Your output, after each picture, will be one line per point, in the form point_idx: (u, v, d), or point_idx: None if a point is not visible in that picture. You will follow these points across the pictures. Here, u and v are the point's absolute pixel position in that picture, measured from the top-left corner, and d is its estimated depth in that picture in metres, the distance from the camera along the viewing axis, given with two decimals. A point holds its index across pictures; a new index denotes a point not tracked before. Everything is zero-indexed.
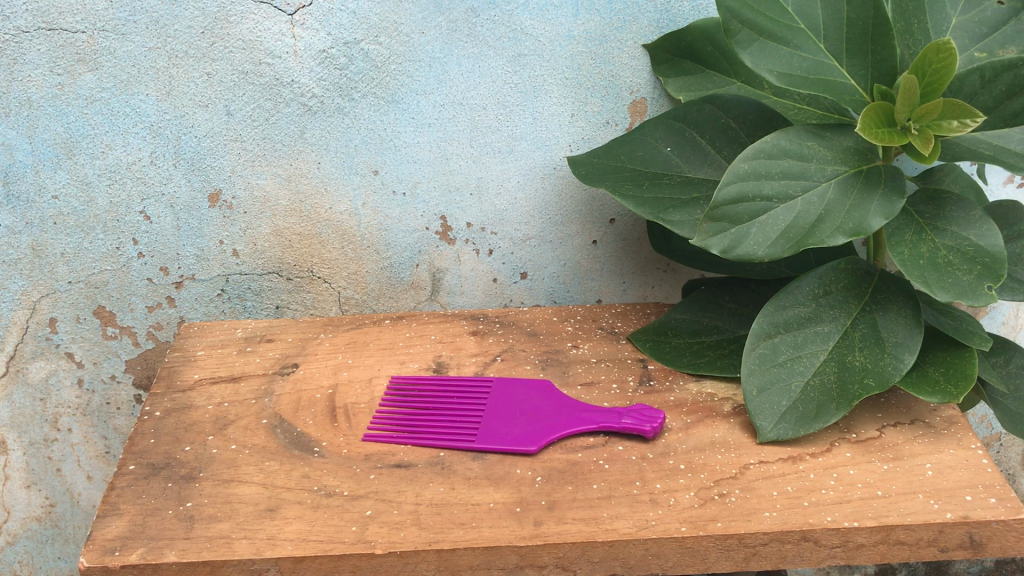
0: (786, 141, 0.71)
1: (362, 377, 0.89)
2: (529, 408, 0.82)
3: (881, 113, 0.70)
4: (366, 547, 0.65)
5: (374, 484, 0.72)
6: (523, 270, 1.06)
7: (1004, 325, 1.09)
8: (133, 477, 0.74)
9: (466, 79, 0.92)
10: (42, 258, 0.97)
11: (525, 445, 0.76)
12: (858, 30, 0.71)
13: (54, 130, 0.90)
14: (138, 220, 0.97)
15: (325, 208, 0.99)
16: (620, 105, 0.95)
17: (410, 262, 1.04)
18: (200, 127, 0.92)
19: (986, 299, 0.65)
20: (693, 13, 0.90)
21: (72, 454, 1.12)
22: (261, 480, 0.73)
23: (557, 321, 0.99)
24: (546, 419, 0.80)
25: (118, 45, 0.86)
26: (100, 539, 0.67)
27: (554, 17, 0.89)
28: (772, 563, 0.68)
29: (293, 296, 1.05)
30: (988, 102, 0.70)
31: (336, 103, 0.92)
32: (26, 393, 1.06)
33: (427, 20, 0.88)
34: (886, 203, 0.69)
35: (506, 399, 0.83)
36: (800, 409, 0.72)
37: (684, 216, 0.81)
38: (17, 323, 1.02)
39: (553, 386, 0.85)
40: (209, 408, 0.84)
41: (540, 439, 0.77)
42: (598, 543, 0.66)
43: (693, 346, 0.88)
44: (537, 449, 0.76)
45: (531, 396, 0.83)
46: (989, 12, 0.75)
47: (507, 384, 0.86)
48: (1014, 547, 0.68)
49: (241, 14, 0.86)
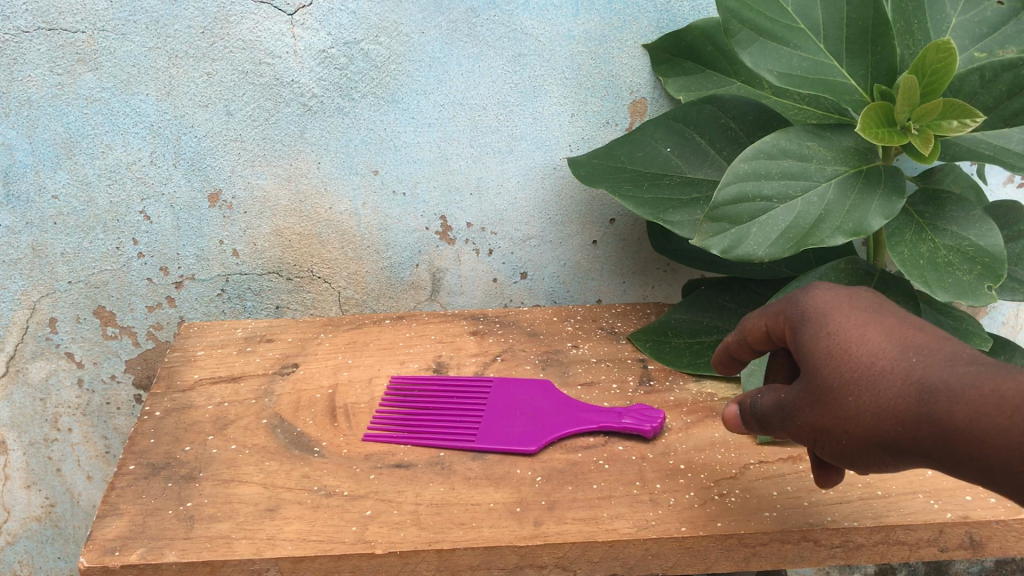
0: (786, 141, 0.71)
1: (362, 377, 0.89)
2: (530, 408, 0.82)
3: (881, 113, 0.70)
4: (366, 547, 0.65)
5: (374, 484, 0.72)
6: (523, 270, 1.06)
7: (1004, 325, 1.09)
8: (133, 477, 0.74)
9: (466, 79, 0.92)
10: (42, 258, 0.97)
11: (525, 446, 0.76)
12: (858, 30, 0.71)
13: (54, 130, 0.90)
14: (138, 220, 0.97)
15: (325, 208, 0.99)
16: (620, 104, 0.95)
17: (410, 262, 1.04)
18: (200, 127, 0.92)
19: (986, 299, 0.65)
20: (693, 13, 0.90)
21: (72, 454, 1.12)
22: (261, 480, 0.73)
23: (557, 321, 0.99)
24: (548, 419, 0.79)
25: (118, 45, 0.86)
26: (100, 539, 0.67)
27: (554, 17, 0.89)
28: (772, 563, 0.68)
29: (293, 296, 1.05)
30: (988, 102, 0.70)
31: (336, 103, 0.92)
32: (26, 393, 1.06)
33: (427, 20, 0.88)
34: (887, 203, 0.69)
35: (506, 398, 0.83)
36: None
37: (684, 216, 0.81)
38: (17, 323, 1.01)
39: (553, 386, 0.85)
40: (209, 408, 0.84)
41: (540, 439, 0.76)
42: (598, 543, 0.66)
43: (693, 346, 0.88)
44: (537, 449, 0.76)
45: (532, 395, 0.83)
46: (989, 13, 0.75)
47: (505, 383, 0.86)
48: (1014, 547, 0.68)
49: (241, 14, 0.86)
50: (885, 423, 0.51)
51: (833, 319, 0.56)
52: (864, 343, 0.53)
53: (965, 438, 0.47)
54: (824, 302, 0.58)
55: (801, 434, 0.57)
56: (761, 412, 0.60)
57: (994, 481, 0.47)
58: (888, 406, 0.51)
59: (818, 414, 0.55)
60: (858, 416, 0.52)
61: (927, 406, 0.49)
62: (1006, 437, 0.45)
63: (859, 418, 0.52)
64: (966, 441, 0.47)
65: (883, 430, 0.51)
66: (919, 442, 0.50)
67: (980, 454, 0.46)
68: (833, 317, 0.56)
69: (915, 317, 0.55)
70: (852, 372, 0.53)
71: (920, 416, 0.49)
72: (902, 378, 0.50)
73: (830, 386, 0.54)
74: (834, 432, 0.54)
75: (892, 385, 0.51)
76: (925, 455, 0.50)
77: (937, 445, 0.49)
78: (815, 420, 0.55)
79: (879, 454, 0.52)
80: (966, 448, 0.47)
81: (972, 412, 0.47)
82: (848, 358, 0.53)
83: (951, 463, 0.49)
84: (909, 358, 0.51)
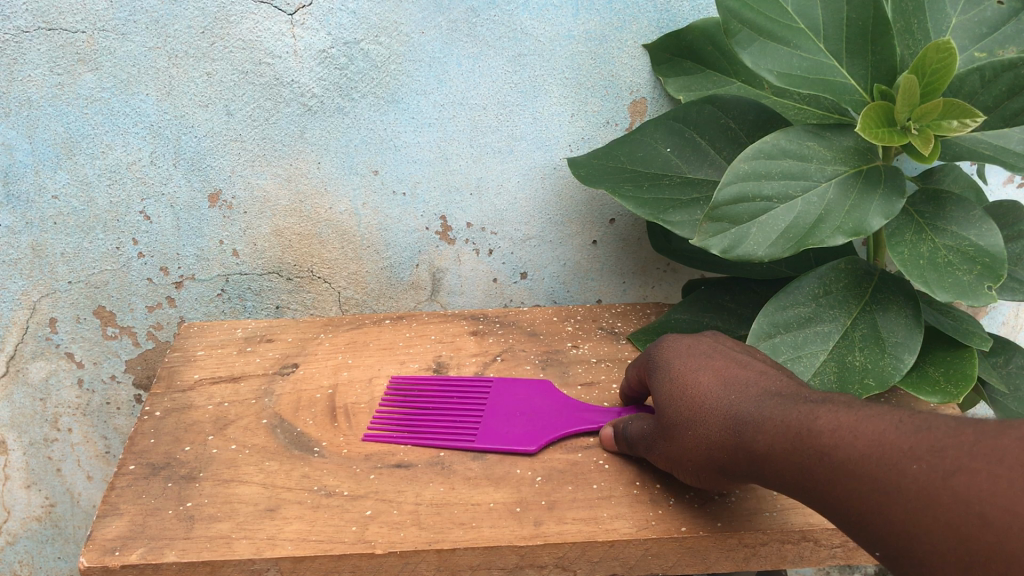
0: (786, 141, 0.71)
1: (362, 376, 0.89)
2: (529, 408, 0.81)
3: (881, 113, 0.70)
4: (366, 547, 0.65)
5: (374, 484, 0.72)
6: (523, 270, 1.07)
7: (1003, 324, 1.09)
8: (133, 477, 0.74)
9: (466, 79, 0.92)
10: (42, 258, 0.97)
11: (524, 446, 0.76)
12: (858, 30, 0.71)
13: (54, 130, 0.89)
14: (138, 220, 0.97)
15: (325, 208, 0.99)
16: (620, 105, 0.95)
17: (410, 262, 1.04)
18: (200, 127, 0.92)
19: (986, 299, 0.65)
20: (693, 13, 0.90)
21: (72, 454, 1.12)
22: (261, 480, 0.73)
23: (557, 321, 0.99)
24: (547, 419, 0.79)
25: (118, 45, 0.86)
26: (100, 539, 0.67)
27: (554, 17, 0.89)
28: (772, 562, 0.68)
29: (293, 296, 1.05)
30: (988, 102, 0.70)
31: (336, 103, 0.92)
32: (26, 393, 1.06)
33: (427, 20, 0.88)
34: (887, 203, 0.69)
35: (506, 399, 0.83)
36: None
37: (684, 216, 0.80)
38: (17, 323, 1.01)
39: (552, 386, 0.85)
40: (209, 408, 0.84)
41: (539, 439, 0.76)
42: (598, 543, 0.66)
43: None
44: (537, 449, 0.76)
45: (532, 395, 0.83)
46: (989, 13, 0.75)
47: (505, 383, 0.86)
48: None
49: (241, 14, 0.86)
50: (711, 452, 0.61)
51: (678, 365, 0.68)
52: (699, 384, 0.65)
53: (759, 459, 0.56)
54: (680, 350, 0.70)
55: (661, 462, 0.68)
56: (629, 437, 0.71)
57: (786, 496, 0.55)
58: (710, 434, 0.61)
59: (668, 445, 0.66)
60: (693, 443, 0.63)
61: (738, 432, 0.59)
62: (784, 455, 0.54)
63: (693, 444, 0.63)
64: (760, 461, 0.56)
65: (709, 454, 0.61)
66: (735, 464, 0.59)
67: (771, 471, 0.55)
68: (678, 363, 0.69)
69: (748, 361, 0.66)
70: (686, 408, 0.64)
71: (733, 443, 0.59)
72: (721, 411, 0.61)
73: (674, 418, 0.65)
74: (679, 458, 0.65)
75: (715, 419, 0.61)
76: (742, 476, 0.59)
77: (747, 466, 0.58)
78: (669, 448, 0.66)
79: (715, 474, 0.63)
80: (762, 467, 0.56)
81: (763, 436, 0.56)
82: (685, 395, 0.65)
83: (758, 482, 0.58)
84: (729, 396, 0.62)
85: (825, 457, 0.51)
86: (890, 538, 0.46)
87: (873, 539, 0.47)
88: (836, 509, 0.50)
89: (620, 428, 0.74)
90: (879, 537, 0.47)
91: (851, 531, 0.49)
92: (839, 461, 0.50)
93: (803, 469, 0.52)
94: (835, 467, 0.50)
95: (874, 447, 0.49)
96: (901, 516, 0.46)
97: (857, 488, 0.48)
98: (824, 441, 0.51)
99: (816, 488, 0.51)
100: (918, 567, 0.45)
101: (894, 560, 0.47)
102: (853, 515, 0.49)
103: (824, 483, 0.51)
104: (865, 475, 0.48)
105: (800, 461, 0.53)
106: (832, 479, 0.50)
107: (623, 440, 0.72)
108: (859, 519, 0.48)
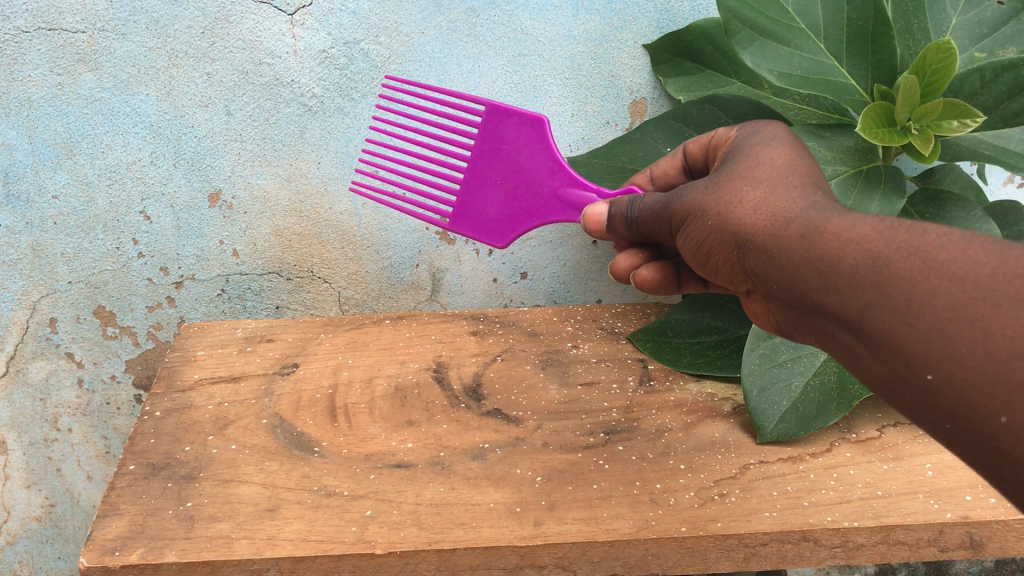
0: None
1: (362, 376, 0.89)
2: (514, 167, 0.77)
3: (881, 113, 0.70)
4: (366, 547, 0.65)
5: (374, 484, 0.72)
6: (522, 270, 1.07)
7: None
8: (133, 477, 0.74)
9: (466, 79, 0.92)
10: (42, 258, 0.97)
11: (495, 239, 0.80)
12: (858, 30, 0.71)
13: (54, 130, 0.89)
14: (138, 220, 0.97)
15: (325, 208, 0.99)
16: (620, 105, 0.95)
17: (410, 262, 1.04)
18: (200, 127, 0.92)
19: None
20: (693, 13, 0.90)
21: (72, 454, 1.12)
22: (261, 480, 0.73)
23: (557, 321, 1.00)
24: (523, 200, 0.77)
25: (118, 45, 0.86)
26: (100, 539, 0.67)
27: (554, 17, 0.89)
28: (772, 562, 0.68)
29: (293, 296, 1.05)
30: (988, 102, 0.70)
31: (336, 103, 0.92)
32: (26, 393, 1.06)
33: (427, 20, 0.88)
34: (887, 203, 0.68)
35: (497, 144, 0.78)
36: (801, 409, 0.74)
37: None
38: (17, 323, 1.01)
39: (540, 124, 0.74)
40: (209, 408, 0.84)
41: (506, 235, 0.79)
42: (598, 543, 0.66)
43: (693, 346, 0.91)
44: (503, 245, 0.79)
45: (522, 149, 0.76)
46: (989, 12, 0.75)
47: (500, 119, 0.77)
48: (1014, 546, 0.68)
49: (241, 14, 0.86)
50: (759, 215, 0.53)
51: (757, 141, 0.60)
52: (773, 162, 0.56)
53: (821, 238, 0.47)
54: (754, 130, 0.62)
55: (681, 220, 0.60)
56: (639, 205, 0.65)
57: (819, 283, 0.46)
58: (771, 202, 0.53)
59: (703, 202, 0.57)
60: (741, 211, 0.54)
61: (808, 211, 0.50)
62: (864, 242, 0.44)
63: (740, 212, 0.54)
64: (820, 239, 0.47)
65: (747, 219, 0.53)
66: (772, 237, 0.51)
67: (830, 253, 0.46)
68: (757, 139, 0.60)
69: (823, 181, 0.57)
70: (749, 179, 0.56)
71: (793, 215, 0.50)
72: (795, 190, 0.53)
73: (734, 177, 0.57)
74: (710, 215, 0.56)
75: (784, 194, 0.53)
76: (767, 252, 0.51)
77: (793, 242, 0.49)
78: (693, 210, 0.58)
79: (731, 253, 0.55)
80: (819, 245, 0.47)
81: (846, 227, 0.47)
82: (754, 166, 0.57)
83: (786, 259, 0.49)
84: (805, 185, 0.53)
85: (921, 254, 0.41)
86: (975, 355, 0.38)
87: (944, 354, 0.39)
88: (902, 311, 0.41)
89: (632, 197, 0.67)
90: (955, 350, 0.38)
91: (908, 340, 0.40)
92: (934, 260, 0.41)
93: (881, 259, 0.43)
94: (933, 265, 0.41)
95: (994, 258, 0.39)
96: (1010, 329, 0.37)
97: (953, 293, 0.39)
98: (928, 239, 0.42)
99: (889, 281, 0.42)
100: (1004, 392, 0.37)
101: (961, 380, 0.38)
102: (928, 320, 0.40)
103: (904, 279, 0.41)
104: (973, 280, 0.39)
105: (883, 249, 0.43)
106: (916, 277, 0.41)
107: (626, 211, 0.66)
108: (933, 328, 0.39)
